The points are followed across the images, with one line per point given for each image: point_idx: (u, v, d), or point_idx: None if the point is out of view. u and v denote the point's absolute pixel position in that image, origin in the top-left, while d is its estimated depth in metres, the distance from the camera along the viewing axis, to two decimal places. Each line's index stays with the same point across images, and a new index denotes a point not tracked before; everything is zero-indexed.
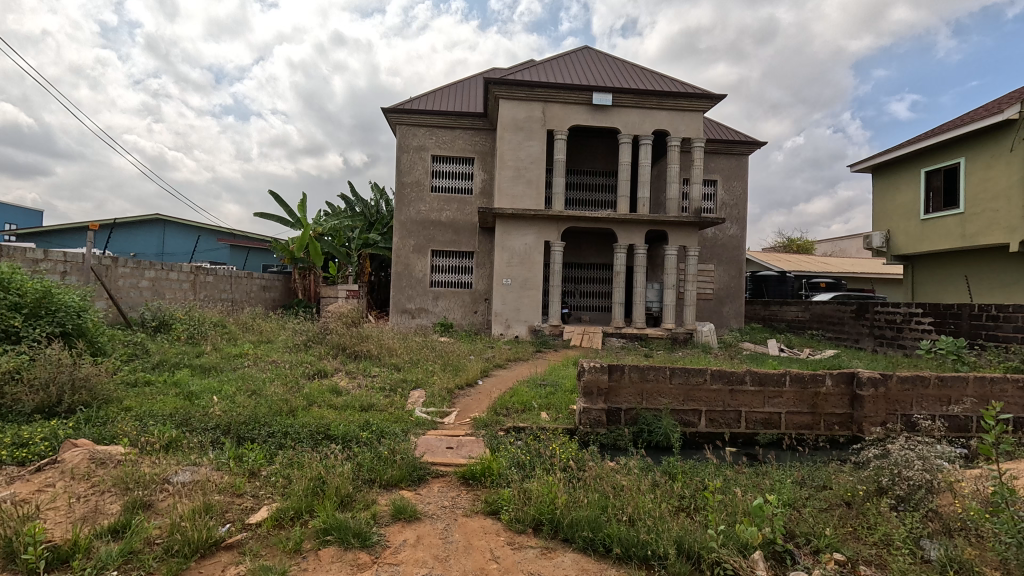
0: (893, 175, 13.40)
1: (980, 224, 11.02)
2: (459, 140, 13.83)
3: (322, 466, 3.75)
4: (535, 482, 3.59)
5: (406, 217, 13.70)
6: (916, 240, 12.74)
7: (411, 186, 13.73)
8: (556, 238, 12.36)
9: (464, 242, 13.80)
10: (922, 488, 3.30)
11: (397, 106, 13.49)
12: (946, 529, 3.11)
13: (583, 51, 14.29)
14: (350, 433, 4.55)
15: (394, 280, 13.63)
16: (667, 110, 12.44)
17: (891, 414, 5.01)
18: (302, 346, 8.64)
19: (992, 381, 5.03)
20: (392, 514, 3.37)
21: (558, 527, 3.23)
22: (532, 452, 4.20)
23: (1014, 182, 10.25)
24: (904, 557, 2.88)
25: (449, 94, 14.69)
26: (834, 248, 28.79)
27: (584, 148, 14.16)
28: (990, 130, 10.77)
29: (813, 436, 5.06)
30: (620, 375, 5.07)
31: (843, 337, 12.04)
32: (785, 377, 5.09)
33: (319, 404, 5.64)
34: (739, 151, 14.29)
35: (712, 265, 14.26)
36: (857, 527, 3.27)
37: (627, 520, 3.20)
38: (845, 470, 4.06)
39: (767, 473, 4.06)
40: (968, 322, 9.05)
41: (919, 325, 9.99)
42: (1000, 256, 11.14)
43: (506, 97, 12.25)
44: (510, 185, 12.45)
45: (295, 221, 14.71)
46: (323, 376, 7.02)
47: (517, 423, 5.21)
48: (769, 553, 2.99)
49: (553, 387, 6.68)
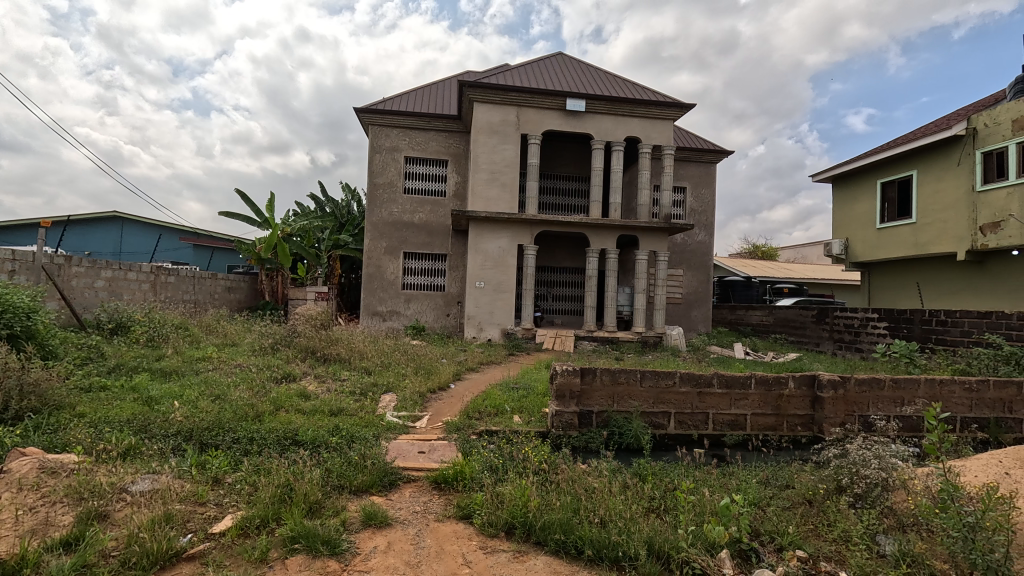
0: (851, 185, 14.00)
1: (932, 234, 11.60)
2: (432, 141, 13.76)
3: (290, 472, 3.65)
4: (508, 485, 3.57)
5: (377, 217, 13.54)
6: (872, 247, 13.28)
7: (384, 186, 13.57)
8: (530, 242, 12.41)
9: (437, 245, 13.74)
10: (877, 486, 3.46)
11: (369, 106, 13.30)
12: (899, 524, 3.24)
13: (556, 57, 14.46)
14: (319, 438, 4.46)
15: (365, 282, 13.45)
16: (639, 118, 12.67)
17: (849, 414, 5.23)
18: (269, 349, 8.42)
19: (941, 383, 5.31)
20: (362, 520, 3.32)
21: (531, 531, 3.24)
22: (505, 455, 4.17)
23: (963, 194, 10.88)
24: (861, 552, 2.99)
25: (422, 95, 14.64)
26: (796, 255, 29.93)
27: (558, 153, 14.29)
28: (939, 146, 11.45)
29: (777, 437, 5.21)
30: (593, 378, 5.12)
31: (805, 341, 12.49)
32: (751, 380, 5.23)
33: (286, 409, 5.50)
34: (707, 159, 14.67)
35: (681, 270, 14.58)
36: (817, 524, 3.38)
37: (598, 521, 3.22)
38: (807, 469, 4.17)
39: (734, 473, 4.16)
40: (920, 327, 9.52)
41: (875, 329, 10.44)
42: (950, 264, 11.72)
43: (481, 101, 12.25)
44: (483, 188, 12.41)
45: (262, 221, 14.34)
46: (290, 380, 6.89)
47: (490, 427, 5.20)
48: (735, 552, 3.07)
49: (525, 390, 6.70)
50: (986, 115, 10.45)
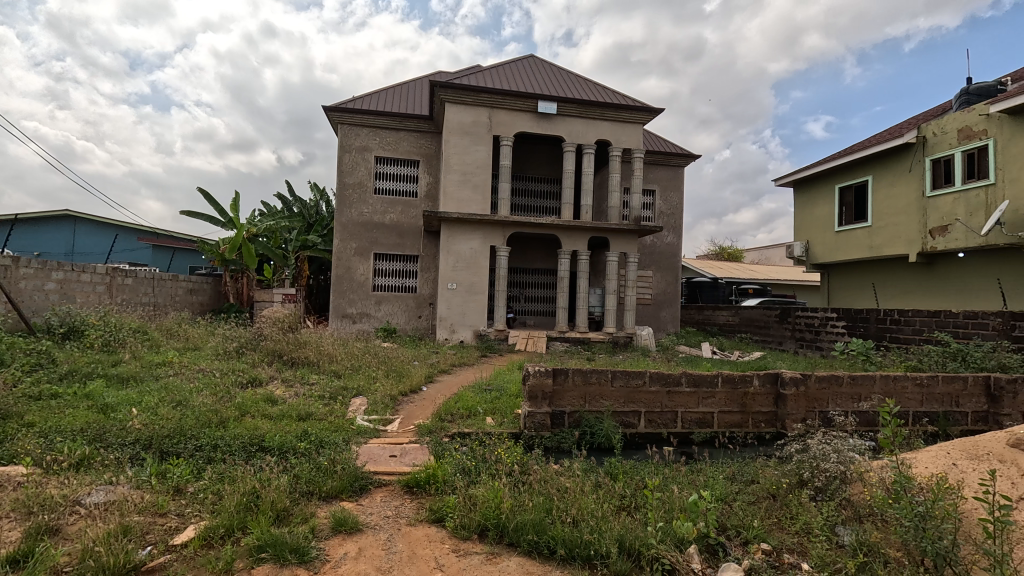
0: (811, 190, 14.54)
1: (885, 237, 12.15)
2: (403, 141, 13.62)
3: (256, 480, 3.56)
4: (480, 487, 3.56)
5: (347, 218, 13.32)
6: (831, 249, 13.81)
7: (353, 186, 13.36)
8: (502, 243, 12.43)
9: (408, 246, 13.60)
10: (836, 479, 3.61)
11: (338, 105, 13.07)
12: (857, 515, 3.38)
13: (528, 60, 14.54)
14: (287, 443, 4.35)
15: (335, 284, 13.21)
16: (609, 121, 12.86)
17: (810, 411, 5.43)
18: (234, 353, 8.17)
19: (895, 379, 5.57)
20: (331, 527, 3.26)
21: (503, 532, 3.24)
22: (477, 457, 4.16)
23: (914, 198, 11.44)
24: (822, 543, 3.10)
25: (393, 95, 14.48)
26: (760, 257, 30.88)
27: (530, 154, 14.36)
28: (891, 153, 12.01)
29: (742, 433, 5.37)
30: (565, 378, 5.17)
31: (769, 340, 12.90)
32: (718, 379, 5.37)
33: (252, 414, 5.35)
34: (676, 163, 14.99)
35: (650, 272, 14.84)
36: (781, 518, 3.50)
37: (570, 520, 3.25)
38: (771, 464, 4.31)
39: (702, 470, 4.26)
40: (875, 326, 9.96)
41: (834, 328, 10.86)
42: (902, 265, 12.29)
43: (453, 101, 12.19)
44: (455, 190, 12.36)
45: (227, 221, 13.91)
46: (257, 385, 6.70)
47: (462, 429, 5.18)
48: (703, 546, 3.14)
49: (498, 391, 6.70)
50: (934, 125, 11.03)
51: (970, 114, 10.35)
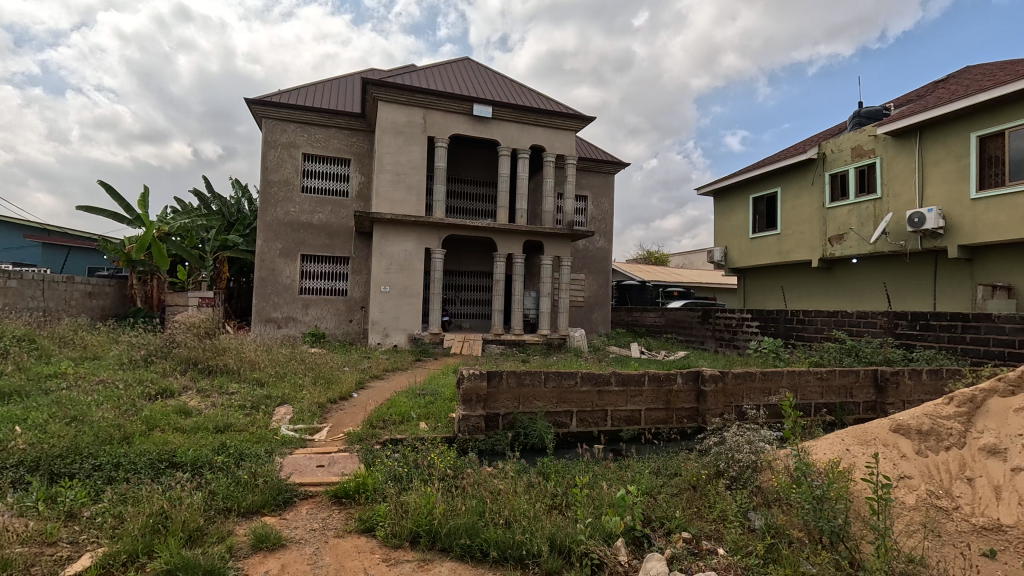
0: (729, 199, 15.59)
1: (792, 244, 13.26)
2: (333, 139, 13.14)
3: (165, 499, 3.29)
4: (412, 494, 3.50)
5: (271, 217, 12.64)
6: (746, 254, 14.87)
7: (279, 184, 12.71)
8: (437, 245, 12.30)
9: (339, 247, 13.12)
10: (748, 468, 3.89)
11: (262, 98, 12.39)
12: (766, 500, 3.67)
13: (463, 62, 14.53)
14: (202, 458, 4.06)
15: (258, 286, 12.49)
16: (543, 127, 13.11)
17: (727, 405, 5.82)
18: (141, 362, 7.50)
19: (799, 373, 6.09)
20: (251, 545, 3.07)
21: (436, 538, 3.20)
22: (409, 464, 4.08)
23: (816, 209, 12.59)
24: (735, 528, 3.33)
25: (322, 90, 13.94)
26: (684, 261, 32.69)
27: (465, 157, 14.34)
28: (797, 167, 13.15)
29: (667, 429, 5.65)
30: (498, 381, 5.20)
31: (692, 340, 13.66)
32: (644, 377, 5.62)
33: (161, 428, 4.94)
34: (607, 170, 15.55)
35: (583, 275, 15.26)
36: (700, 507, 3.71)
37: (503, 522, 3.27)
38: (692, 457, 4.57)
39: (629, 465, 4.44)
40: (784, 325, 10.83)
41: (749, 328, 11.70)
42: (807, 270, 13.46)
43: (386, 100, 11.93)
44: (388, 190, 12.08)
45: (133, 218, 12.76)
46: (168, 396, 6.18)
47: (394, 435, 5.06)
48: (629, 539, 3.27)
49: (432, 396, 6.62)
50: (832, 143, 12.21)
51: (861, 135, 11.56)
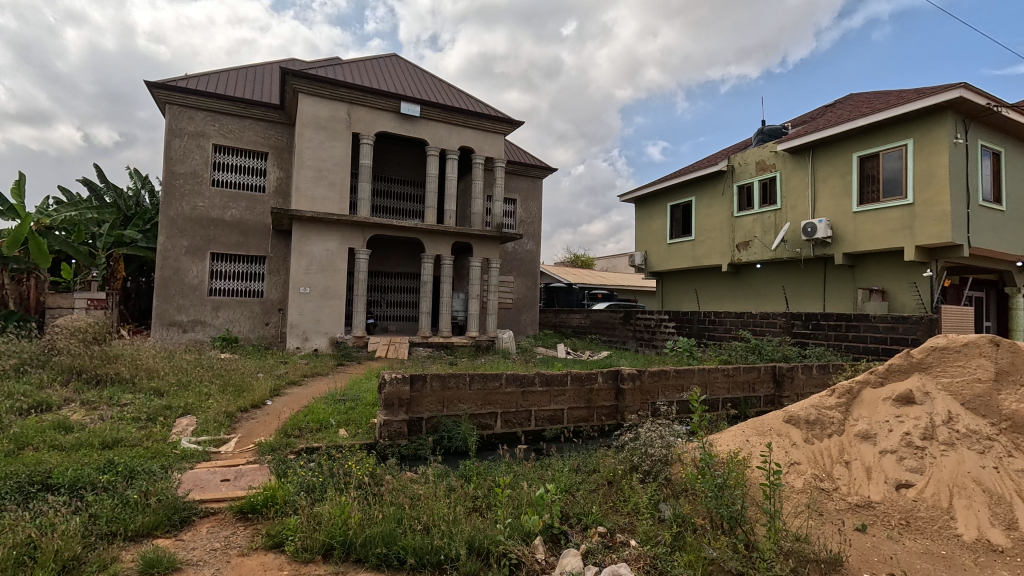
0: (649, 206, 16.41)
1: (705, 249, 14.19)
2: (248, 130, 12.34)
3: (35, 527, 2.91)
4: (326, 504, 3.35)
5: (176, 212, 11.65)
6: (664, 259, 15.72)
7: (185, 176, 11.73)
8: (361, 245, 11.91)
9: (253, 246, 12.33)
10: (660, 462, 4.10)
11: (166, 82, 11.38)
12: (675, 491, 3.87)
13: (391, 58, 14.20)
14: (85, 477, 3.64)
15: (160, 287, 11.45)
16: (472, 129, 13.11)
17: (644, 402, 6.11)
18: (12, 372, 6.60)
19: (708, 371, 6.52)
20: (140, 571, 2.79)
21: (350, 549, 3.08)
22: (325, 473, 3.91)
23: (725, 218, 13.56)
24: (647, 520, 3.49)
25: (236, 78, 13.06)
26: (609, 265, 33.99)
27: (392, 156, 14.01)
28: (709, 178, 14.11)
29: (588, 427, 5.84)
30: (422, 385, 5.12)
31: (615, 340, 14.22)
32: (567, 378, 5.77)
33: (35, 446, 4.37)
34: (535, 174, 15.82)
35: (511, 277, 15.41)
36: (615, 501, 3.87)
37: (421, 528, 3.22)
38: (610, 453, 4.75)
39: (550, 464, 4.53)
40: (697, 326, 11.56)
41: (666, 328, 12.37)
42: (717, 274, 14.46)
43: (307, 92, 11.37)
44: (309, 187, 11.53)
45: (5, 208, 11.23)
46: (45, 411, 5.49)
47: (310, 444, 4.83)
48: (547, 537, 3.33)
49: (353, 402, 6.38)
50: (739, 157, 13.22)
51: (764, 151, 12.63)
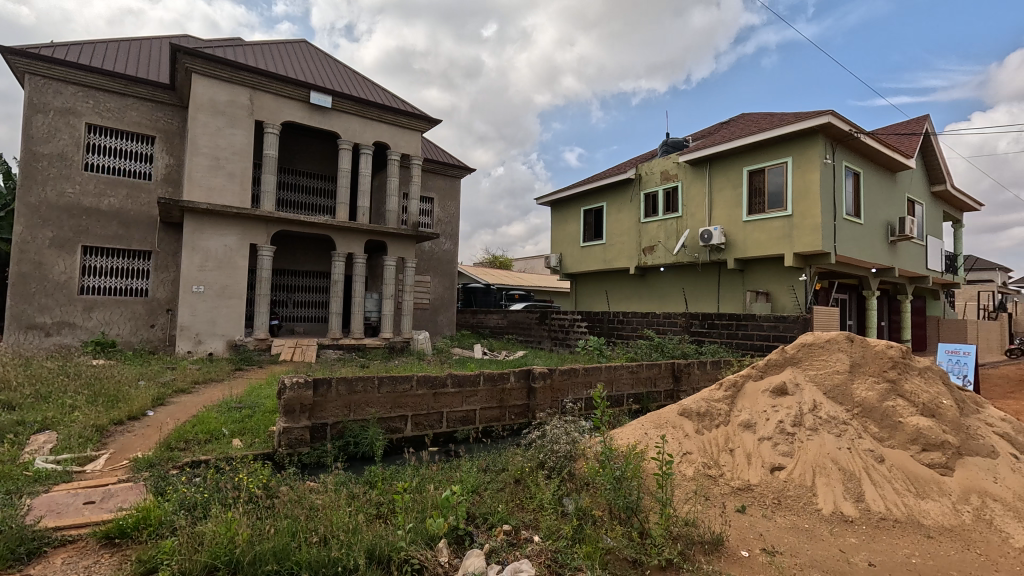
0: (564, 209, 16.93)
1: (615, 252, 14.88)
2: (131, 110, 11.07)
3: None
4: (209, 522, 3.07)
5: (37, 198, 10.17)
6: (577, 261, 16.27)
7: (49, 158, 10.27)
8: (264, 241, 11.12)
9: (136, 239, 11.08)
10: (565, 458, 4.22)
11: (25, 48, 9.90)
12: (578, 485, 4.01)
13: (300, 44, 13.42)
14: None
15: (15, 284, 9.92)
16: (388, 124, 12.75)
17: (554, 400, 6.28)
18: None
19: (614, 368, 6.85)
20: None
21: (237, 569, 2.84)
22: (210, 488, 3.58)
23: (634, 223, 14.32)
24: (550, 515, 3.58)
25: (117, 51, 11.67)
26: (526, 266, 34.62)
27: (300, 147, 13.24)
28: (619, 184, 14.83)
29: (499, 426, 5.88)
30: (327, 389, 4.87)
31: (530, 340, 14.50)
32: (479, 378, 5.78)
33: None
34: (453, 174, 15.72)
35: (428, 277, 15.17)
36: (522, 499, 3.93)
37: (318, 540, 3.06)
38: (518, 452, 4.82)
39: (459, 466, 4.50)
40: (607, 325, 12.09)
41: (579, 328, 12.82)
42: (626, 276, 15.23)
43: (202, 73, 10.42)
44: (204, 176, 10.57)
45: None
46: None
47: (198, 457, 4.43)
48: (452, 539, 3.31)
49: (250, 409, 5.94)
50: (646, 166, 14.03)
51: (668, 162, 13.51)
